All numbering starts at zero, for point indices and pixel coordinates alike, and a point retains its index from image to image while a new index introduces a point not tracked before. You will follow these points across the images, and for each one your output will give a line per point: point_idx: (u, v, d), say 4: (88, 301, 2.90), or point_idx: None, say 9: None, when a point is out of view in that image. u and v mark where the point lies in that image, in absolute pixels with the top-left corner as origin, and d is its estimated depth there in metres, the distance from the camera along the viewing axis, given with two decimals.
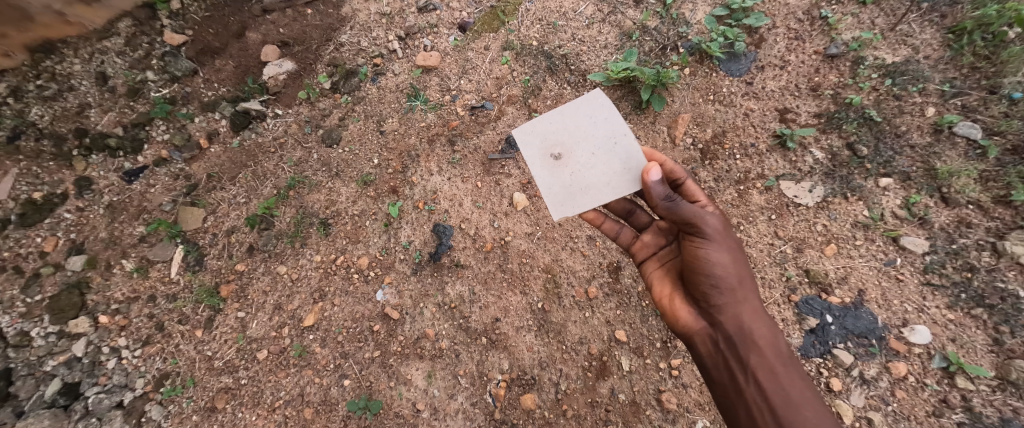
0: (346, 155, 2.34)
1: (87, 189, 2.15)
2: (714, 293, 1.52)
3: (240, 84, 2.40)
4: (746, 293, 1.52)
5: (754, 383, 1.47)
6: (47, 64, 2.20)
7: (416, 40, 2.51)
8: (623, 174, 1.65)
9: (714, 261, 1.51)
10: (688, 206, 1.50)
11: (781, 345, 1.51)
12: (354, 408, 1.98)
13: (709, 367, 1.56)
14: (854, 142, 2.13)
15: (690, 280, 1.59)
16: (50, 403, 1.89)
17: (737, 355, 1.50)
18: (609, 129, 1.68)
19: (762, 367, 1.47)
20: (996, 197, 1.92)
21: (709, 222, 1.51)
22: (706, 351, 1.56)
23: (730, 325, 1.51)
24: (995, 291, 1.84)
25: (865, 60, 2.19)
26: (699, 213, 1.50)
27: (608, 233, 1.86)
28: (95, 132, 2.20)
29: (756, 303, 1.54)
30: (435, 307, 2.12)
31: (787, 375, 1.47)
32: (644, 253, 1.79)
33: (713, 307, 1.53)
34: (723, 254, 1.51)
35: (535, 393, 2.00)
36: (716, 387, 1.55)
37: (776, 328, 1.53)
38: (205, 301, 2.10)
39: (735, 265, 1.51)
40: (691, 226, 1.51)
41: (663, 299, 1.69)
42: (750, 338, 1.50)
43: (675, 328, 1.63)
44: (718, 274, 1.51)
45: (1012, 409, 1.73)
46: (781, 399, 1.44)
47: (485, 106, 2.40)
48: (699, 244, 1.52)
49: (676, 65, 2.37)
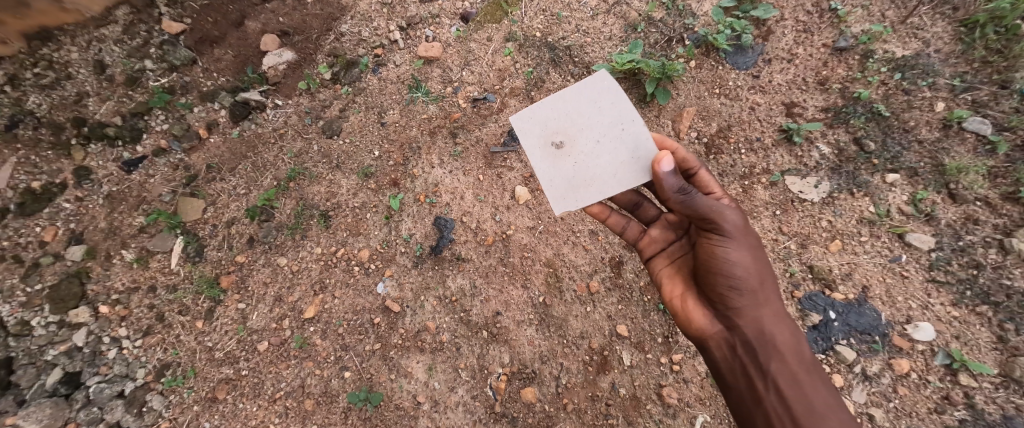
0: (347, 146, 2.32)
1: (87, 179, 2.14)
2: (733, 295, 1.49)
3: (239, 74, 2.38)
4: (766, 296, 1.50)
5: (774, 390, 1.45)
6: (45, 52, 2.18)
7: (417, 31, 2.47)
8: (629, 165, 1.62)
9: (733, 261, 1.47)
10: (704, 200, 1.46)
11: (802, 349, 1.49)
12: (354, 400, 1.98)
13: (726, 372, 1.54)
14: (861, 137, 2.10)
15: (706, 281, 1.56)
16: (52, 391, 1.90)
17: (755, 360, 1.48)
18: (614, 116, 1.64)
19: (783, 373, 1.45)
20: (1005, 194, 1.90)
21: (728, 219, 1.46)
22: (722, 355, 1.54)
23: (749, 329, 1.49)
24: (1000, 288, 1.82)
25: (874, 53, 2.15)
26: (717, 209, 1.46)
27: (614, 228, 1.84)
28: (94, 121, 2.18)
29: (777, 306, 1.51)
30: (436, 300, 2.11)
31: (808, 381, 1.45)
32: (652, 248, 1.79)
33: (730, 310, 1.50)
34: (744, 253, 1.47)
35: (536, 386, 2.00)
36: (733, 393, 1.54)
37: (795, 330, 1.51)
38: (205, 292, 2.10)
39: (755, 266, 1.48)
40: (709, 222, 1.47)
41: (675, 299, 1.67)
42: (770, 342, 1.47)
43: (689, 330, 1.61)
44: (737, 275, 1.47)
45: (1014, 406, 1.72)
46: (803, 407, 1.42)
47: (487, 99, 2.37)
48: (718, 242, 1.49)
49: (681, 57, 2.33)
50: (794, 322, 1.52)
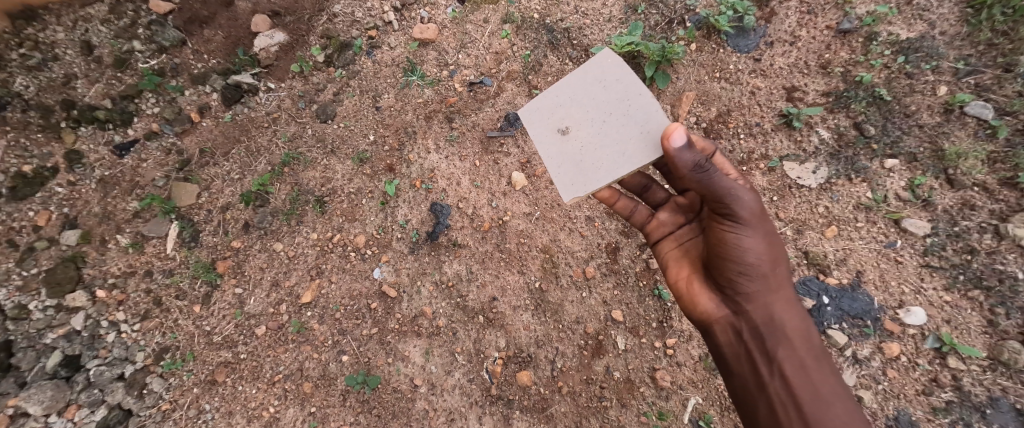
0: (342, 131, 2.29)
1: (78, 163, 2.11)
2: (742, 281, 1.48)
3: (230, 56, 2.32)
4: (776, 282, 1.49)
5: (780, 378, 1.46)
6: (29, 32, 2.13)
7: (412, 12, 2.42)
8: (637, 142, 1.57)
9: (746, 248, 1.44)
10: (720, 183, 1.40)
11: (810, 336, 1.50)
12: (353, 382, 2.01)
13: (729, 357, 1.56)
14: (861, 122, 2.08)
15: (715, 266, 1.54)
16: (52, 374, 1.90)
17: (762, 345, 1.49)
18: (620, 94, 1.63)
19: (789, 360, 1.46)
20: (1002, 179, 1.88)
21: (745, 204, 1.41)
22: (727, 339, 1.55)
23: (757, 315, 1.49)
24: (993, 273, 1.82)
25: (878, 36, 2.11)
26: (733, 194, 1.40)
27: (622, 211, 1.85)
28: (83, 104, 2.14)
29: (787, 292, 1.51)
30: (432, 285, 2.11)
31: (814, 368, 1.47)
32: (660, 231, 1.78)
33: (739, 296, 1.50)
34: (757, 240, 1.44)
35: (531, 370, 2.02)
36: (735, 377, 1.55)
37: (804, 316, 1.52)
38: (202, 276, 2.10)
39: (768, 253, 1.46)
40: (724, 207, 1.42)
41: (681, 282, 1.66)
42: (778, 328, 1.48)
43: (695, 314, 1.61)
44: (749, 262, 1.45)
45: (1001, 388, 1.75)
46: (809, 395, 1.43)
47: (485, 82, 2.34)
48: (730, 228, 1.45)
49: (682, 40, 2.29)
50: (803, 308, 1.52)
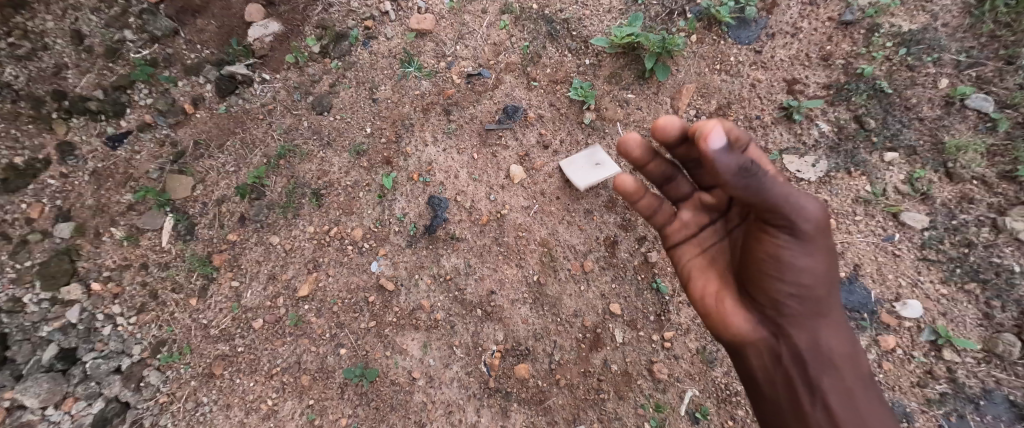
0: (338, 123, 2.28)
1: (71, 155, 2.07)
2: (788, 304, 1.40)
3: (224, 46, 2.29)
4: (823, 305, 1.42)
5: (821, 406, 1.42)
6: (17, 20, 1.96)
7: (409, 1, 2.38)
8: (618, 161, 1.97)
9: (798, 270, 1.33)
10: (777, 199, 1.24)
11: (852, 359, 1.46)
12: (350, 375, 2.01)
13: (765, 378, 1.51)
14: (861, 115, 2.07)
15: (757, 285, 1.43)
16: (48, 367, 1.87)
17: (803, 370, 1.44)
18: None
19: (833, 387, 1.43)
20: (1001, 172, 1.88)
21: (808, 217, 1.26)
22: (764, 360, 1.50)
23: (801, 339, 1.43)
24: (990, 266, 1.82)
25: (880, 27, 2.09)
26: (792, 214, 1.26)
27: (645, 210, 1.71)
28: (74, 95, 2.07)
29: (832, 314, 1.45)
30: (430, 278, 2.11)
31: (856, 393, 1.44)
32: (684, 234, 1.66)
33: (782, 319, 1.43)
34: (812, 261, 1.33)
35: (529, 363, 2.03)
36: (770, 398, 1.52)
37: (847, 337, 1.47)
38: (198, 269, 2.09)
39: (820, 276, 1.36)
40: (778, 226, 1.29)
41: (710, 297, 1.58)
42: (822, 352, 1.44)
43: (729, 333, 1.53)
44: (800, 285, 1.36)
45: (995, 380, 1.75)
46: (855, 424, 1.39)
47: (482, 74, 2.33)
48: (784, 249, 1.32)
49: (682, 31, 2.26)
50: (849, 329, 1.48)
